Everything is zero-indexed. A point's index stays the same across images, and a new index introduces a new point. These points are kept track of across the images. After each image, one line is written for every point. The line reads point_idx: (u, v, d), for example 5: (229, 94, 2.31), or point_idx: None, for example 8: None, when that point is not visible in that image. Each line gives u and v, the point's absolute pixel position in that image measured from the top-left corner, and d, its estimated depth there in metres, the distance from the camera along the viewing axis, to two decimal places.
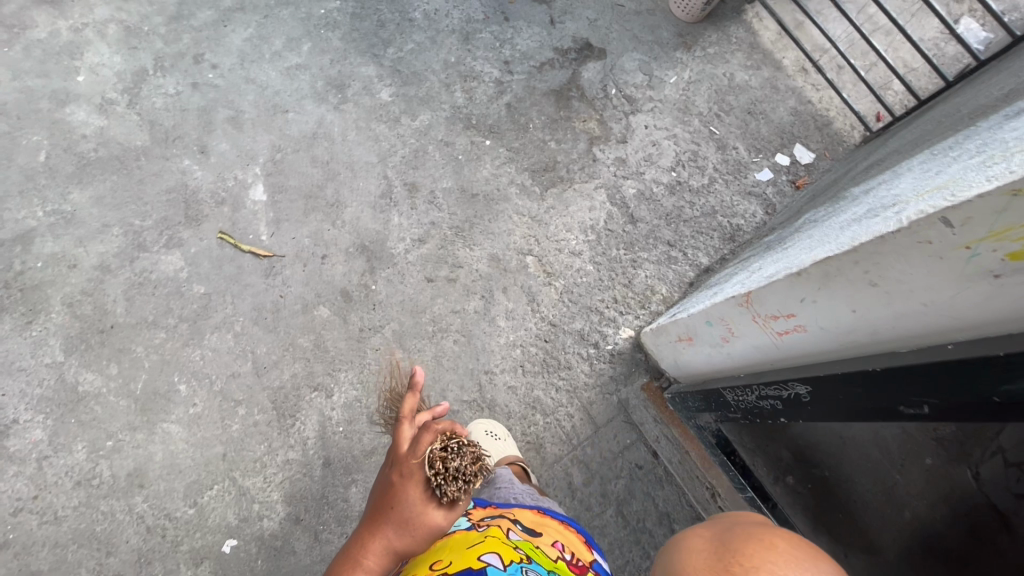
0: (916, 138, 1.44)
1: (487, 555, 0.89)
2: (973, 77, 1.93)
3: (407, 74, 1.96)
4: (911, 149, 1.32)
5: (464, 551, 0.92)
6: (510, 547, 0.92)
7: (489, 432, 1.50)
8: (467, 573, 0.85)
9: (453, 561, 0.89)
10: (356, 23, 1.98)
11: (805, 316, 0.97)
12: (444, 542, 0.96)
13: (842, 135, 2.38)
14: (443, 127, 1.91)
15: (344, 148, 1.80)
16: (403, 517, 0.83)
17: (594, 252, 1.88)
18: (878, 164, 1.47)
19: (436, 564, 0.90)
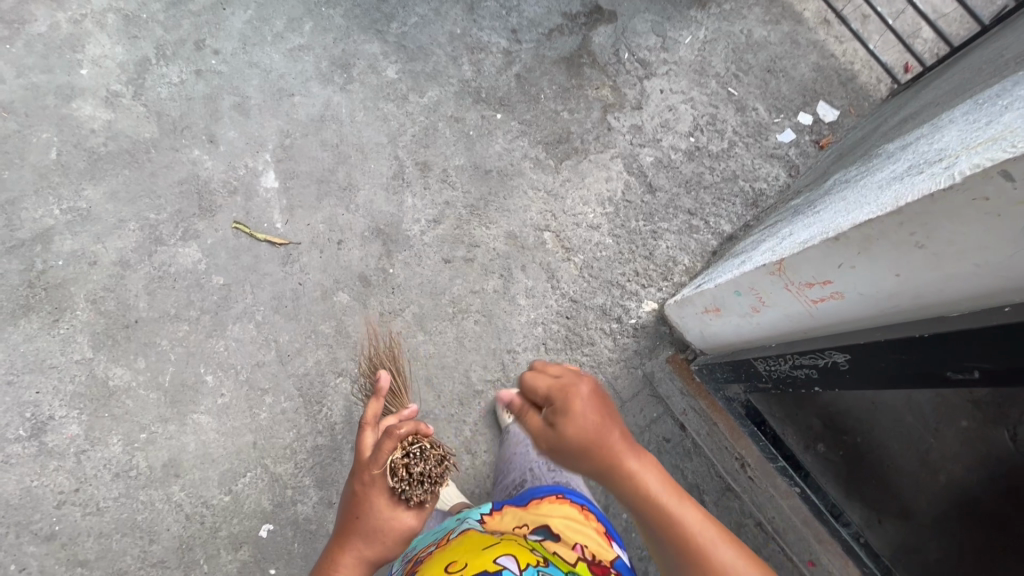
0: (956, 87, 1.35)
1: (505, 556, 0.95)
2: (1011, 20, 1.80)
3: (413, 49, 1.90)
4: (953, 98, 1.24)
5: (484, 549, 0.97)
6: (525, 551, 0.98)
7: (515, 401, 1.53)
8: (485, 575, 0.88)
9: (472, 560, 0.94)
10: None
11: (843, 283, 0.93)
12: (463, 542, 1.03)
13: (868, 90, 2.29)
14: (452, 102, 1.86)
15: (353, 129, 1.76)
16: (369, 526, 0.93)
17: (613, 225, 1.84)
18: (913, 117, 1.39)
19: (452, 565, 0.94)
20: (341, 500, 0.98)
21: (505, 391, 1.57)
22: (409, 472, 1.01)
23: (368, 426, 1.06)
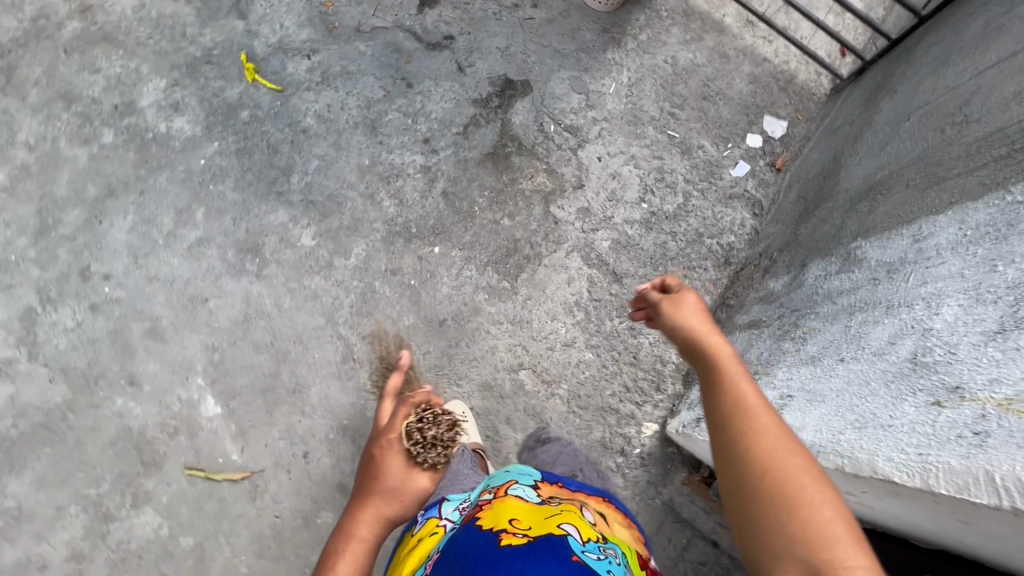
0: (921, 149, 1.21)
1: (565, 526, 0.96)
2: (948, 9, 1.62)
3: (324, 202, 1.71)
4: (927, 181, 1.10)
5: (544, 518, 0.97)
6: (585, 527, 0.99)
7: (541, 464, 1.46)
8: (550, 536, 0.92)
9: (535, 525, 0.95)
10: (248, 160, 1.71)
11: (839, 488, 0.86)
12: (522, 507, 1.03)
13: (809, 89, 2.14)
14: (383, 252, 1.68)
15: (285, 320, 1.59)
16: (386, 487, 1.16)
17: (588, 334, 1.71)
18: (882, 189, 1.25)
19: (517, 523, 0.95)
20: (361, 470, 1.22)
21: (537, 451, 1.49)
22: (424, 437, 1.28)
23: (388, 401, 1.37)
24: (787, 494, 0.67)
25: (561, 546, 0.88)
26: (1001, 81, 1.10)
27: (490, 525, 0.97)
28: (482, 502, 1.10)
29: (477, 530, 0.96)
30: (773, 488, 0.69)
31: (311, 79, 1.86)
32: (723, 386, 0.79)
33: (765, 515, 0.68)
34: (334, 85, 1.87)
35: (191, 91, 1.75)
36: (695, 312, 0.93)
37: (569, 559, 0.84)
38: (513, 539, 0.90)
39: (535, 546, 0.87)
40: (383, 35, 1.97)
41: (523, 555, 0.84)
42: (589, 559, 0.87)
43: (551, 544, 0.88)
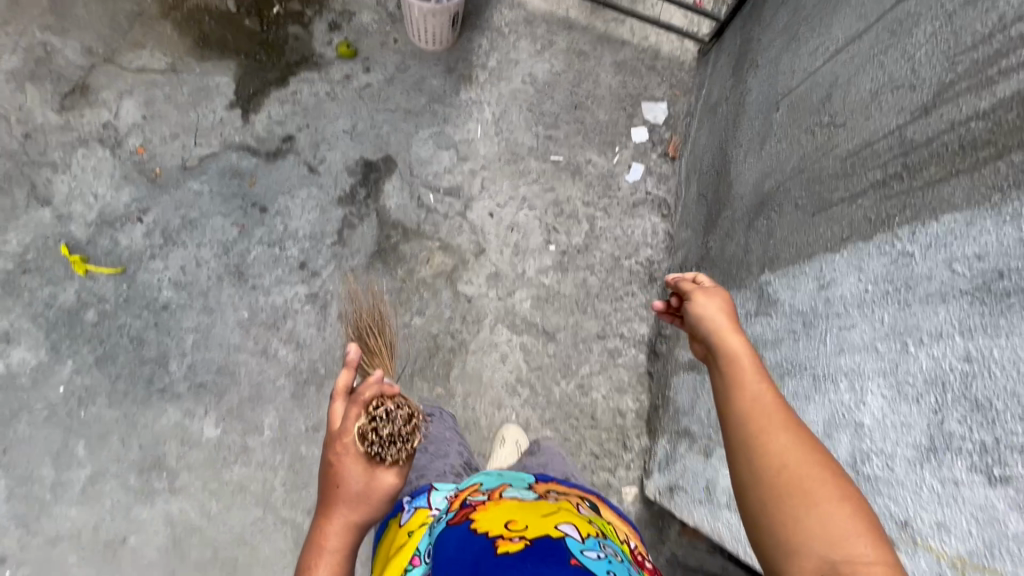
0: (800, 155, 1.11)
1: (563, 526, 0.90)
2: None
3: (214, 379, 1.54)
4: (816, 204, 1.01)
5: (541, 518, 0.92)
6: (583, 522, 0.94)
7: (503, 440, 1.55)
8: (547, 539, 0.85)
9: (531, 526, 0.89)
10: (114, 365, 1.51)
11: None
12: (520, 506, 0.98)
13: (676, 61, 2.03)
14: (297, 410, 1.53)
15: (219, 526, 1.44)
16: (351, 493, 0.87)
17: (539, 410, 1.62)
18: (775, 203, 1.16)
19: (512, 524, 0.90)
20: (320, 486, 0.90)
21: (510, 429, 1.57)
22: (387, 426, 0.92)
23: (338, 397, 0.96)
24: (807, 493, 0.63)
25: (559, 548, 0.81)
26: (857, 70, 1.00)
27: (485, 530, 0.90)
28: (473, 501, 1.04)
29: (472, 534, 0.89)
30: (789, 490, 0.63)
31: (151, 243, 1.64)
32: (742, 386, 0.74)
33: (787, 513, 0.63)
34: (180, 240, 1.66)
35: (21, 311, 1.53)
36: (721, 307, 0.84)
37: (567, 563, 0.77)
38: (512, 543, 0.83)
39: (530, 552, 0.79)
40: (214, 163, 1.75)
41: (524, 562, 0.77)
42: (588, 559, 0.81)
43: (551, 548, 0.81)
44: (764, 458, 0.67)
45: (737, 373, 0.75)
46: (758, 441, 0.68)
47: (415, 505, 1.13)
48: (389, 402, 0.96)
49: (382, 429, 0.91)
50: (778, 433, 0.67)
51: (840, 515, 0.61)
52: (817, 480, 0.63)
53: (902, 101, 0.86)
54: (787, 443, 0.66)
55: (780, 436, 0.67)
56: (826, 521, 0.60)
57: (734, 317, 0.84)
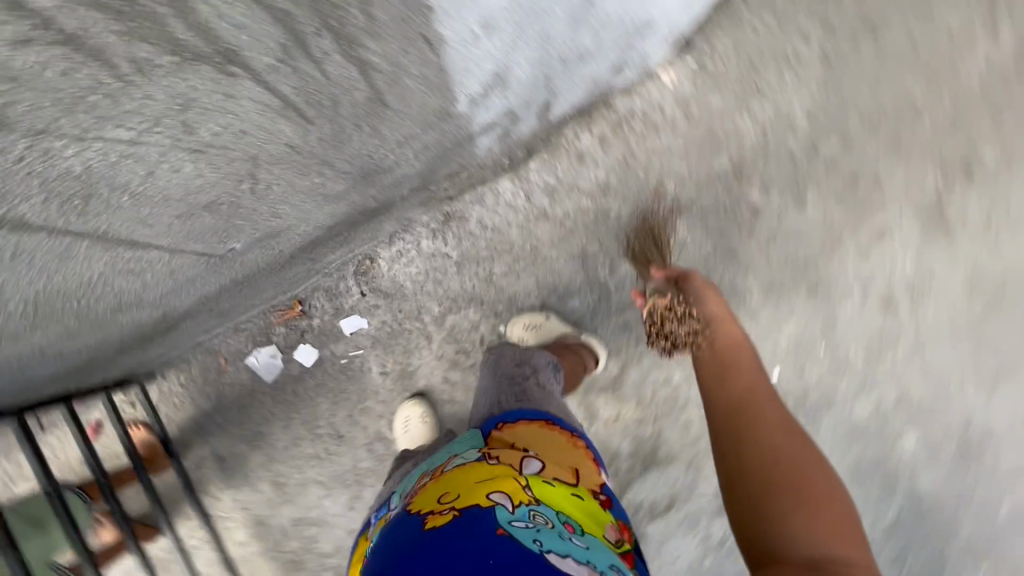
0: (295, 173, 0.72)
1: (494, 492, 0.83)
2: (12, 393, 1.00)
3: (868, 476, 1.48)
4: (369, 99, 0.65)
5: (473, 482, 0.86)
6: (516, 485, 0.85)
7: (406, 421, 1.46)
8: (473, 509, 0.80)
9: (465, 494, 0.84)
10: (928, 556, 1.48)
11: None
12: (456, 477, 0.88)
13: (187, 392, 1.51)
14: (834, 393, 1.46)
15: (962, 364, 1.45)
16: None
17: (656, 209, 1.44)
18: (364, 154, 0.79)
19: (445, 497, 0.84)
20: None
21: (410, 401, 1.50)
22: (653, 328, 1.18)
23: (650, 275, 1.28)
24: (803, 493, 0.79)
25: (480, 521, 0.77)
26: (149, 197, 0.58)
27: (417, 509, 0.85)
28: (418, 484, 0.94)
29: (405, 520, 0.84)
30: (793, 496, 0.79)
31: None
32: (723, 391, 0.97)
33: (761, 497, 0.80)
34: None
35: None
36: (715, 300, 1.11)
37: (486, 539, 0.74)
38: (442, 519, 0.79)
39: (456, 531, 0.76)
40: None
41: (445, 547, 0.74)
42: (519, 531, 0.76)
43: (469, 523, 0.77)
44: (741, 413, 0.92)
45: (712, 366, 1.03)
46: (752, 428, 0.89)
47: (378, 516, 0.99)
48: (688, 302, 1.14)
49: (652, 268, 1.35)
50: (738, 403, 0.94)
51: (825, 514, 0.78)
52: (808, 473, 0.82)
53: (194, 93, 0.47)
54: (783, 443, 0.87)
55: (782, 434, 0.88)
56: (797, 519, 0.76)
57: (722, 306, 1.10)
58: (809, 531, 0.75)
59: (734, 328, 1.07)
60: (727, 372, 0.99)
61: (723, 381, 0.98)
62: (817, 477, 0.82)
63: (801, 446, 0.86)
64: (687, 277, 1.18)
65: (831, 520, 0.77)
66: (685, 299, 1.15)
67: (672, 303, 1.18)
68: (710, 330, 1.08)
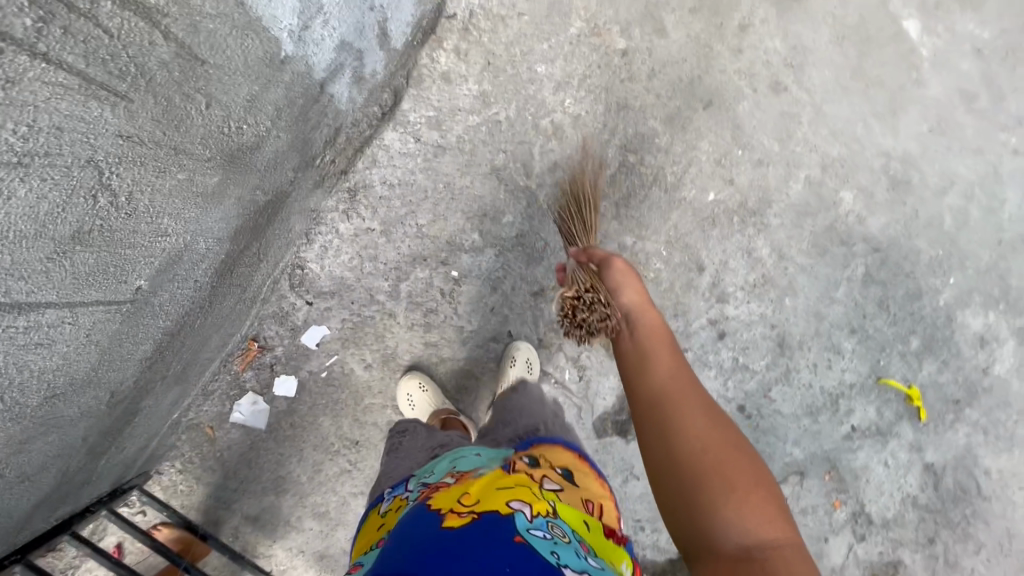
0: (151, 172, 0.69)
1: (516, 501, 0.80)
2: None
3: (827, 246, 1.57)
4: (178, 54, 0.62)
5: (492, 488, 0.82)
6: (530, 492, 0.82)
7: (411, 396, 1.47)
8: (491, 514, 0.76)
9: (487, 499, 0.80)
10: (905, 288, 1.60)
11: None
12: (482, 481, 0.85)
13: (190, 473, 1.46)
14: (766, 187, 1.54)
15: (859, 111, 1.54)
16: None
17: (538, 96, 1.45)
18: (215, 131, 0.76)
19: (463, 499, 0.80)
20: None
21: (404, 376, 1.51)
22: (579, 319, 1.15)
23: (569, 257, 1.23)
24: (729, 480, 0.79)
25: (502, 528, 0.74)
26: (4, 243, 0.54)
27: (437, 507, 0.80)
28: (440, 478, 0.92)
29: (420, 515, 0.80)
30: (718, 480, 0.79)
31: (847, 401, 1.63)
32: (653, 371, 0.93)
33: (693, 490, 0.79)
34: (821, 398, 1.63)
35: (966, 365, 1.63)
36: (637, 291, 1.07)
37: (503, 548, 0.70)
38: (461, 520, 0.75)
39: (474, 533, 0.72)
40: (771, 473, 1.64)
41: (458, 550, 0.69)
42: (536, 539, 0.74)
43: (489, 528, 0.73)
44: (660, 407, 0.88)
45: (639, 346, 0.99)
46: (672, 422, 0.85)
47: (394, 493, 1.00)
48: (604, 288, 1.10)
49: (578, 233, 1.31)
50: (670, 382, 0.91)
51: (754, 498, 0.77)
52: (733, 459, 0.81)
53: None
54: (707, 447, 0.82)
55: (705, 422, 0.85)
56: (729, 513, 0.76)
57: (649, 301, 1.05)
58: (750, 527, 0.75)
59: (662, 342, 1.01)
60: (648, 360, 0.96)
61: (645, 370, 0.95)
62: (760, 489, 0.79)
63: (723, 436, 0.84)
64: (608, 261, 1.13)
65: (754, 498, 0.78)
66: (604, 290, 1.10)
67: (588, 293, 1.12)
68: (628, 319, 1.05)
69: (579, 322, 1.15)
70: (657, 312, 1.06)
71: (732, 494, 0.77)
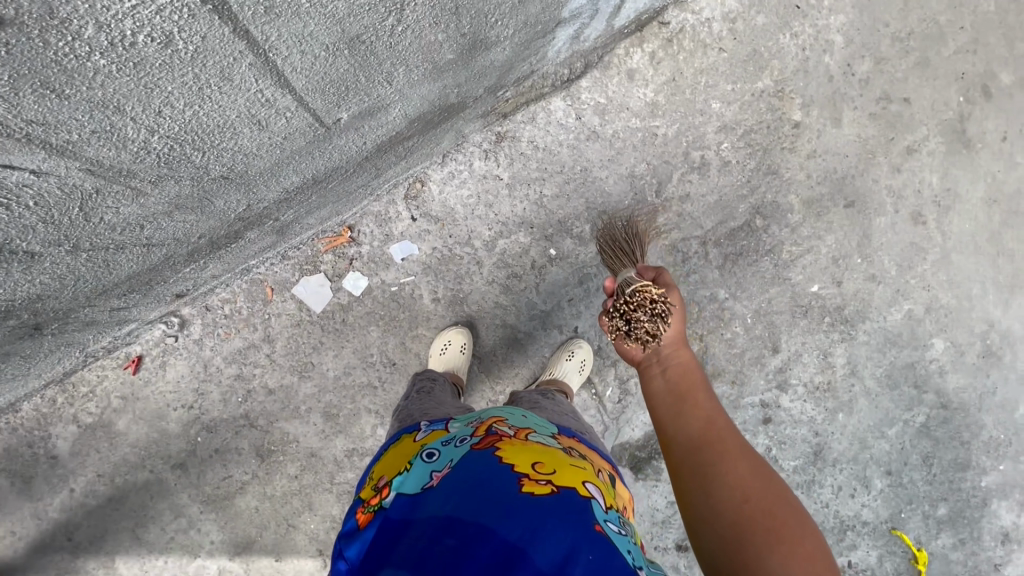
0: (430, 18, 0.71)
1: (589, 485, 0.84)
2: (82, 292, 0.94)
3: (899, 383, 1.57)
4: None
5: (564, 466, 0.87)
6: (591, 484, 0.87)
7: (446, 346, 1.46)
8: (569, 492, 0.80)
9: (561, 474, 0.84)
10: (954, 454, 1.58)
11: None
12: (542, 452, 0.89)
13: (231, 322, 1.47)
14: (869, 303, 1.54)
15: (985, 273, 1.54)
16: None
17: (702, 128, 1.49)
18: (483, 13, 0.79)
19: (537, 466, 0.84)
20: None
21: (459, 329, 1.49)
22: (626, 310, 1.04)
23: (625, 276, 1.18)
24: (777, 532, 0.64)
25: (581, 507, 0.78)
26: (320, 10, 0.57)
27: (511, 462, 0.83)
28: (496, 429, 0.94)
29: (493, 464, 0.83)
30: (765, 534, 0.64)
31: (854, 536, 1.61)
32: (689, 408, 0.83)
33: (735, 538, 0.64)
34: (831, 521, 1.61)
35: (981, 552, 1.60)
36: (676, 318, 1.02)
37: (590, 530, 0.74)
38: (540, 488, 0.78)
39: (554, 501, 0.76)
40: None
41: (547, 517, 0.73)
42: (608, 529, 0.78)
43: (570, 505, 0.77)
44: (698, 443, 0.76)
45: (683, 377, 0.91)
46: (713, 467, 0.72)
47: (431, 427, 1.04)
48: (658, 296, 1.03)
49: (625, 260, 1.30)
50: (707, 420, 0.80)
51: (804, 550, 0.62)
52: (780, 509, 0.67)
53: None
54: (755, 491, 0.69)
55: (747, 464, 0.72)
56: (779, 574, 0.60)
57: (682, 332, 1.01)
58: None
59: (695, 366, 0.94)
60: (685, 403, 0.84)
61: (679, 408, 0.84)
62: (806, 540, 0.64)
63: (766, 482, 0.70)
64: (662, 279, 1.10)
65: (805, 552, 0.62)
66: (665, 300, 1.03)
67: (643, 297, 1.04)
68: (667, 348, 0.99)
69: (624, 311, 1.04)
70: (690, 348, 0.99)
71: (782, 544, 0.63)
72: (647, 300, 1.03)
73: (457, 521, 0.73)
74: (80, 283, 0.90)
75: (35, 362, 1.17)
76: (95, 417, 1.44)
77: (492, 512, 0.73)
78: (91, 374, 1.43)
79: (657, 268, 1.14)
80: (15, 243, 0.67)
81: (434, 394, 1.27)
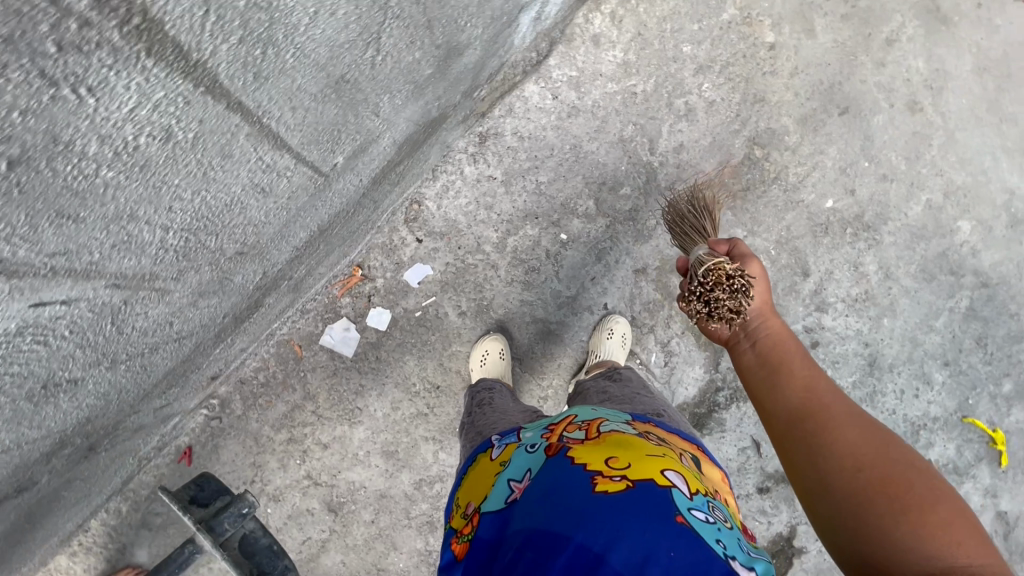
0: (406, 39, 0.69)
1: (669, 473, 0.78)
2: (127, 402, 0.93)
3: (934, 273, 1.55)
4: None
5: (644, 456, 0.81)
6: (676, 471, 0.81)
7: (485, 355, 1.44)
8: (649, 483, 0.74)
9: (637, 466, 0.78)
10: (1006, 329, 1.57)
11: None
12: (616, 443, 0.84)
13: (270, 389, 1.46)
14: (886, 203, 1.52)
15: (993, 143, 1.52)
16: None
17: (679, 75, 1.46)
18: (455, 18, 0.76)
19: (612, 462, 0.79)
20: None
21: (494, 337, 1.47)
22: (702, 290, 0.97)
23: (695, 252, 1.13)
24: (900, 498, 0.63)
25: (662, 500, 0.72)
26: (303, 60, 0.55)
27: (583, 463, 0.79)
28: (567, 434, 0.90)
29: (567, 469, 0.78)
30: (886, 500, 0.63)
31: (929, 434, 1.60)
32: (785, 380, 0.82)
33: (855, 507, 0.64)
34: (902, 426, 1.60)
35: None
36: (761, 288, 0.98)
37: (670, 524, 0.69)
38: (616, 486, 0.74)
39: (632, 501, 0.71)
40: None
41: (627, 519, 0.69)
42: (694, 518, 0.72)
43: (649, 498, 0.72)
44: (801, 416, 0.76)
45: (775, 352, 0.89)
46: (821, 440, 0.72)
47: (504, 441, 1.01)
48: (739, 272, 0.96)
49: (697, 237, 1.21)
50: (808, 391, 0.79)
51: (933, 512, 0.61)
52: (899, 472, 0.66)
53: None
54: (869, 457, 0.68)
55: (856, 431, 0.71)
56: (906, 540, 0.60)
57: (770, 304, 0.98)
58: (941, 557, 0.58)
59: (790, 341, 0.91)
60: (780, 374, 0.84)
61: (775, 381, 0.83)
62: (934, 501, 0.62)
63: (881, 446, 0.69)
64: (737, 253, 1.04)
65: (936, 519, 0.61)
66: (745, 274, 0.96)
67: (722, 275, 0.96)
68: (754, 323, 0.96)
69: (699, 292, 0.97)
70: (780, 319, 0.97)
71: (905, 507, 0.62)
72: (722, 277, 0.96)
73: (538, 534, 0.70)
74: (123, 394, 0.88)
75: (94, 482, 1.15)
76: (164, 515, 1.44)
77: (567, 521, 0.70)
78: (150, 475, 1.43)
79: (730, 239, 1.08)
80: (58, 373, 0.65)
81: (496, 404, 1.26)
